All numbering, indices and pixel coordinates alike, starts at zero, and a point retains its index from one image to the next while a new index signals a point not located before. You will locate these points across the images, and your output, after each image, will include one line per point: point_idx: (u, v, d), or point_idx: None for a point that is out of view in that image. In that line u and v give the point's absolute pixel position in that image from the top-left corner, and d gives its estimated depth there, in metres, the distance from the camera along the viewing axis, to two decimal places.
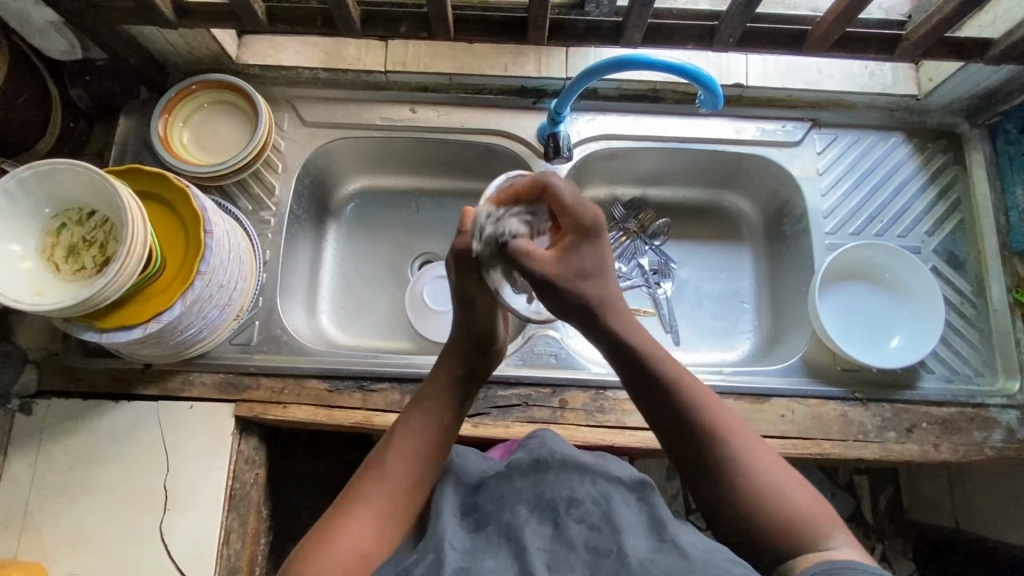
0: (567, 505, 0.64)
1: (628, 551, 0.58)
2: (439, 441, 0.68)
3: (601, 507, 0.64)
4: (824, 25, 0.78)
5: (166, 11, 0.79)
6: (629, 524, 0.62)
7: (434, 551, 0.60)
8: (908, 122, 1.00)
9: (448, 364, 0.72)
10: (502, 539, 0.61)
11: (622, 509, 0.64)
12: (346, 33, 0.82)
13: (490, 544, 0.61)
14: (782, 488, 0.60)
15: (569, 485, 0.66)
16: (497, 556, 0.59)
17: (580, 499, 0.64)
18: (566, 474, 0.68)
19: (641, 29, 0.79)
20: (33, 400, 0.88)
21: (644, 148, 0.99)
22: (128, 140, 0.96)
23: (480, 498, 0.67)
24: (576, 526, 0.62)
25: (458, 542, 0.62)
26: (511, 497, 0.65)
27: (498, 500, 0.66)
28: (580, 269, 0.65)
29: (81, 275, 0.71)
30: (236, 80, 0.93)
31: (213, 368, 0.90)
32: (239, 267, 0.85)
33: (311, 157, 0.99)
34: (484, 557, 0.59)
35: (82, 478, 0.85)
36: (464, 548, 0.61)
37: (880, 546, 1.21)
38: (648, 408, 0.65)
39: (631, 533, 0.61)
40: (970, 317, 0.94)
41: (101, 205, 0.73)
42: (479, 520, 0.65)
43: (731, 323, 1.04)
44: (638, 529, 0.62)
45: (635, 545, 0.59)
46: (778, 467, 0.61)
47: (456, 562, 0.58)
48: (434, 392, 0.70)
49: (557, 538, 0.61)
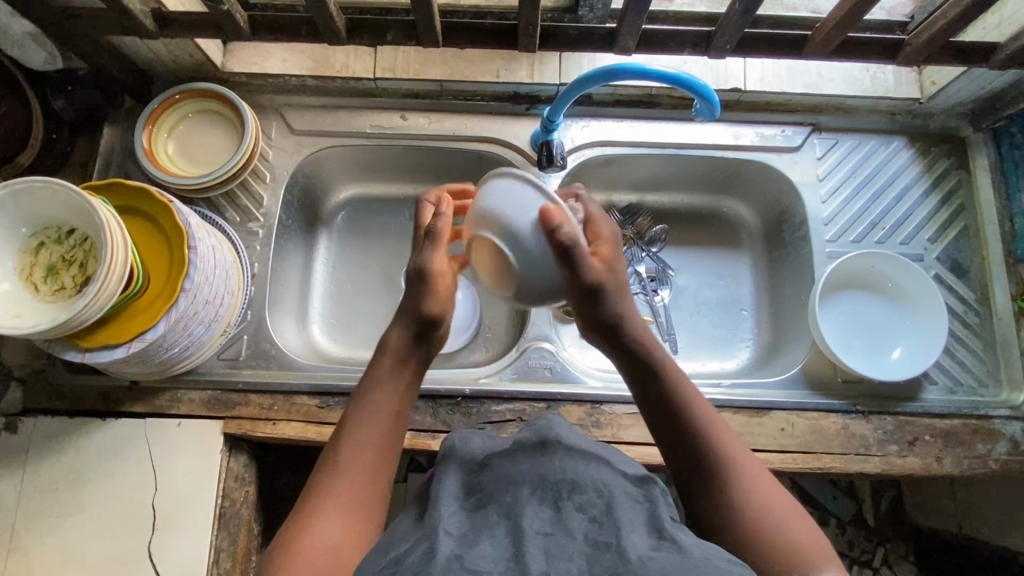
0: (569, 489, 0.57)
1: (628, 545, 0.51)
2: (388, 420, 0.65)
3: (604, 497, 0.57)
4: (823, 32, 0.76)
5: (145, 20, 0.76)
6: (632, 518, 0.55)
7: (428, 538, 0.53)
8: (909, 126, 0.98)
9: (391, 345, 0.68)
10: (500, 523, 0.54)
11: (626, 501, 0.57)
12: (331, 41, 0.80)
13: (488, 523, 0.55)
14: (796, 543, 0.56)
15: (573, 470, 0.60)
16: (493, 539, 0.52)
17: (583, 484, 0.58)
18: (572, 458, 0.62)
19: (635, 35, 0.77)
20: (19, 418, 0.86)
21: (640, 155, 0.97)
22: (113, 151, 0.94)
23: (482, 480, 0.61)
24: (576, 513, 0.55)
25: (455, 526, 0.55)
26: (511, 479, 0.59)
27: (501, 483, 0.59)
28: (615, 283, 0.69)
29: (60, 295, 0.69)
30: (222, 89, 0.91)
31: (201, 384, 0.88)
32: (226, 282, 0.83)
33: (299, 166, 0.97)
34: (480, 540, 0.52)
35: (68, 497, 0.84)
36: (460, 533, 0.54)
37: (882, 549, 1.17)
38: (668, 444, 0.65)
39: (632, 530, 0.53)
40: (974, 326, 0.92)
41: (80, 222, 0.71)
42: (476, 502, 0.58)
43: (730, 331, 1.02)
44: (642, 524, 0.54)
45: (636, 541, 0.52)
46: (797, 524, 0.58)
47: (452, 547, 0.51)
48: (374, 385, 0.66)
49: (555, 523, 0.54)
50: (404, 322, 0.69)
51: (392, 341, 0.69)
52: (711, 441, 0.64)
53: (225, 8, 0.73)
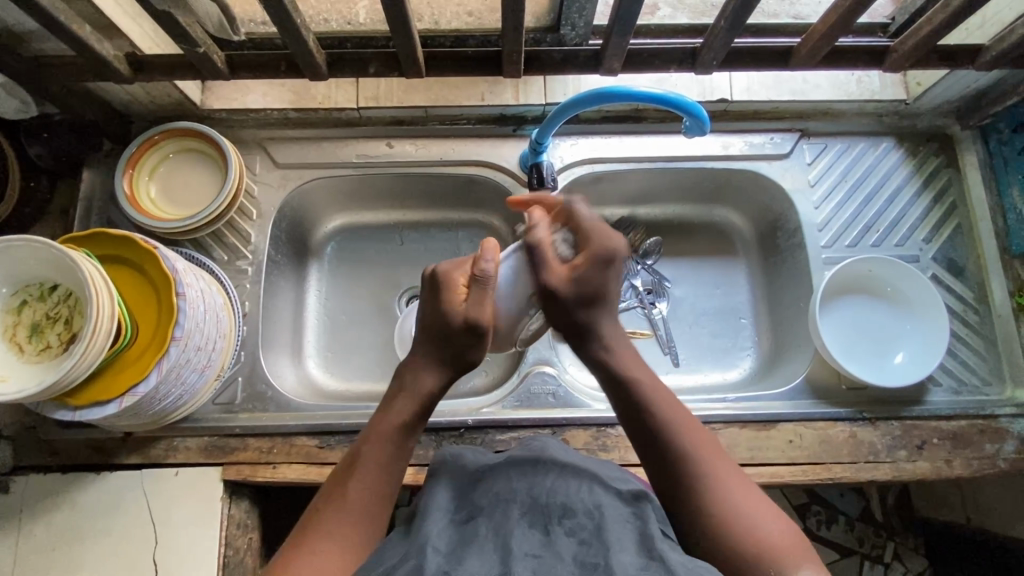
0: (560, 512, 0.57)
1: (617, 565, 0.50)
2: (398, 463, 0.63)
3: (595, 519, 0.56)
4: (810, 43, 0.76)
5: (120, 65, 0.75)
6: (622, 538, 0.53)
7: (416, 554, 0.52)
8: (897, 127, 0.98)
9: (412, 386, 0.65)
10: (489, 537, 0.54)
11: (617, 521, 0.56)
12: (312, 77, 0.79)
13: (477, 537, 0.54)
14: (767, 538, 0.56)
15: (565, 491, 0.59)
16: (480, 553, 0.52)
17: (574, 507, 0.57)
18: (564, 479, 0.61)
19: (620, 57, 0.76)
20: (10, 477, 0.84)
21: (630, 170, 0.96)
22: (93, 196, 0.92)
23: (474, 496, 0.61)
24: (566, 537, 0.54)
25: (443, 543, 0.54)
26: (503, 497, 0.59)
27: (493, 499, 0.59)
28: (587, 295, 0.66)
29: (46, 355, 0.67)
30: (203, 128, 0.89)
31: (197, 432, 0.86)
32: (216, 326, 0.81)
33: (286, 200, 0.95)
34: (467, 556, 0.52)
35: (67, 556, 0.81)
36: (448, 548, 0.53)
37: (891, 543, 1.15)
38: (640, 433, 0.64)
39: (621, 548, 0.52)
40: (974, 325, 0.91)
41: (62, 278, 0.69)
42: (466, 517, 0.58)
43: (731, 341, 1.01)
44: (630, 543, 0.53)
45: (625, 560, 0.50)
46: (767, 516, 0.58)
47: (439, 564, 0.50)
48: (386, 425, 0.64)
49: (545, 545, 0.53)
50: (438, 370, 0.66)
51: (417, 386, 0.65)
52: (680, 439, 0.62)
53: (202, 50, 0.72)
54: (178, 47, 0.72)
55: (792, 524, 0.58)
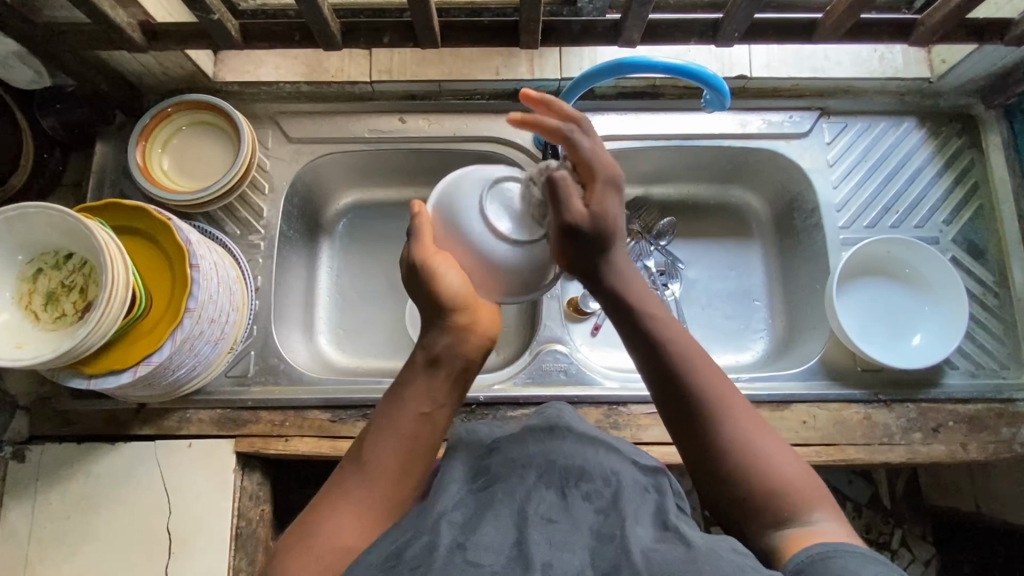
0: (577, 476, 0.57)
1: (633, 538, 0.50)
2: (426, 433, 0.59)
3: (613, 487, 0.56)
4: (835, 14, 0.74)
5: (133, 33, 0.74)
6: (638, 510, 0.54)
7: (429, 531, 0.51)
8: (920, 106, 0.96)
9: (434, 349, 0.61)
10: (505, 503, 0.54)
11: (636, 492, 0.56)
12: (326, 47, 0.78)
13: (494, 504, 0.54)
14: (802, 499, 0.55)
15: (582, 455, 0.59)
16: (496, 524, 0.51)
17: (591, 472, 0.57)
18: (581, 445, 0.61)
19: (640, 27, 0.74)
20: (25, 447, 0.84)
21: (646, 147, 0.95)
22: (106, 169, 0.92)
23: (489, 462, 0.60)
24: (583, 502, 0.55)
25: (457, 515, 0.53)
26: (519, 462, 0.58)
27: (509, 463, 0.58)
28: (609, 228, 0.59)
29: (62, 323, 0.68)
30: (217, 101, 0.88)
31: (209, 404, 0.86)
32: (229, 297, 0.81)
33: (298, 175, 0.95)
34: (483, 526, 0.51)
35: (83, 525, 0.82)
36: (463, 521, 0.52)
37: (900, 531, 1.14)
38: (664, 402, 0.60)
39: (638, 521, 0.52)
40: (994, 308, 0.90)
41: (77, 246, 0.69)
42: (484, 483, 0.57)
43: (744, 323, 1.00)
44: (648, 517, 0.54)
45: (640, 534, 0.51)
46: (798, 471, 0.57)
47: (454, 536, 0.50)
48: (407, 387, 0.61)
49: (561, 511, 0.53)
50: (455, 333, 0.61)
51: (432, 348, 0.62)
52: (704, 401, 0.59)
53: (216, 17, 0.71)
54: (192, 14, 0.71)
55: (820, 479, 0.57)
